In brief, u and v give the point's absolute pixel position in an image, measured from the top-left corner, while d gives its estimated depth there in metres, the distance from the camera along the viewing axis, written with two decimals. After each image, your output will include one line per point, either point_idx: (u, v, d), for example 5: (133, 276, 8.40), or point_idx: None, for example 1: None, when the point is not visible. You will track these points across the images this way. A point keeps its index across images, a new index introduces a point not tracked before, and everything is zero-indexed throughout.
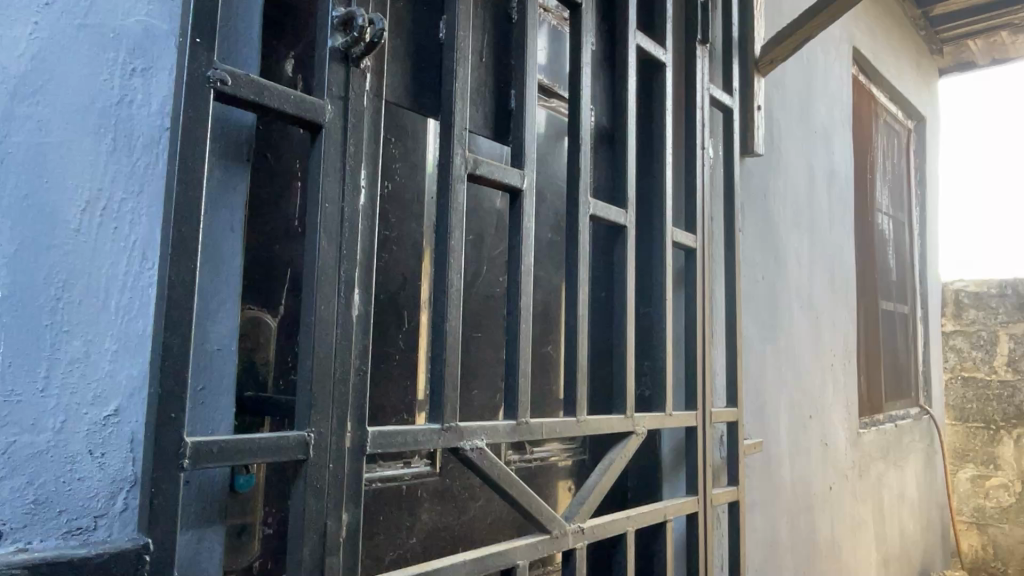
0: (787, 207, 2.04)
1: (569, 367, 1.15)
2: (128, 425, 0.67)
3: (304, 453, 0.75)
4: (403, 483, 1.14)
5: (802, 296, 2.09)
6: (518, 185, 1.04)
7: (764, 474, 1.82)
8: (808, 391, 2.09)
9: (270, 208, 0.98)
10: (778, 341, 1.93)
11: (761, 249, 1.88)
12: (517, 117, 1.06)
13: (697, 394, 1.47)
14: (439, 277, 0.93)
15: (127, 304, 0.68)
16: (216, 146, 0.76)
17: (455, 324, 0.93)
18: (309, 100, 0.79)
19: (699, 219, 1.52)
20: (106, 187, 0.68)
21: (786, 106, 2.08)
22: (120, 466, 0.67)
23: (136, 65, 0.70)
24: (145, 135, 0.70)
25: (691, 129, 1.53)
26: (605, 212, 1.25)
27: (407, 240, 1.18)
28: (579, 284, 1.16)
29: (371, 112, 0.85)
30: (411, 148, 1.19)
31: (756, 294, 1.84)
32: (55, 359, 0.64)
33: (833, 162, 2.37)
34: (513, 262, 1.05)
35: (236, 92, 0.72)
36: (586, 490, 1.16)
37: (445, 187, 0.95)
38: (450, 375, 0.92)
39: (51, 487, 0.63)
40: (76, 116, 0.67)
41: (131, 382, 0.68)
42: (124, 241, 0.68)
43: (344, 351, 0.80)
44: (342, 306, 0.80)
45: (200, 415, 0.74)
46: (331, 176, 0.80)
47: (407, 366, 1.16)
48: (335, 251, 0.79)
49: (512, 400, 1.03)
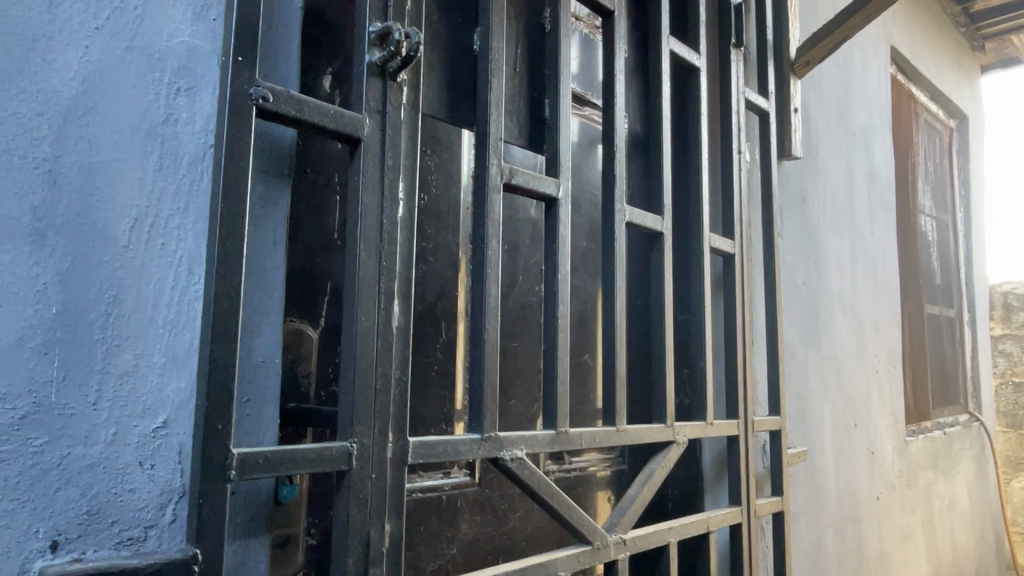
0: (826, 211, 2.00)
1: (608, 376, 1.14)
2: (176, 437, 0.69)
3: (347, 464, 0.76)
4: (443, 493, 1.14)
5: (844, 301, 2.05)
6: (553, 194, 1.04)
7: (809, 484, 1.78)
8: (852, 399, 2.03)
9: (310, 221, 0.99)
10: (820, 347, 1.89)
11: (801, 254, 1.85)
12: (552, 125, 1.06)
13: (738, 402, 1.44)
14: (478, 287, 0.93)
15: (175, 318, 0.70)
16: (259, 162, 0.78)
17: (493, 334, 0.93)
18: (348, 114, 0.80)
19: (737, 225, 1.50)
20: (154, 204, 0.70)
21: (824, 108, 2.04)
22: (169, 476, 0.68)
23: (181, 85, 0.72)
24: (190, 153, 0.72)
25: (727, 134, 1.52)
26: (641, 219, 1.24)
27: (444, 251, 1.18)
28: (616, 292, 1.15)
29: (408, 124, 0.85)
30: (447, 160, 1.20)
31: (796, 299, 1.81)
32: (106, 372, 0.65)
33: (874, 164, 2.31)
34: (550, 271, 1.04)
35: (278, 108, 0.74)
36: (626, 500, 1.15)
37: (481, 197, 0.95)
38: (490, 385, 0.92)
39: (103, 498, 0.64)
40: (125, 136, 0.68)
41: (179, 395, 0.69)
42: (171, 256, 0.70)
43: (385, 362, 0.80)
44: (382, 318, 0.80)
45: (246, 426, 0.75)
46: (370, 189, 0.81)
47: (445, 377, 1.17)
48: (375, 262, 0.80)
49: (551, 409, 1.02)
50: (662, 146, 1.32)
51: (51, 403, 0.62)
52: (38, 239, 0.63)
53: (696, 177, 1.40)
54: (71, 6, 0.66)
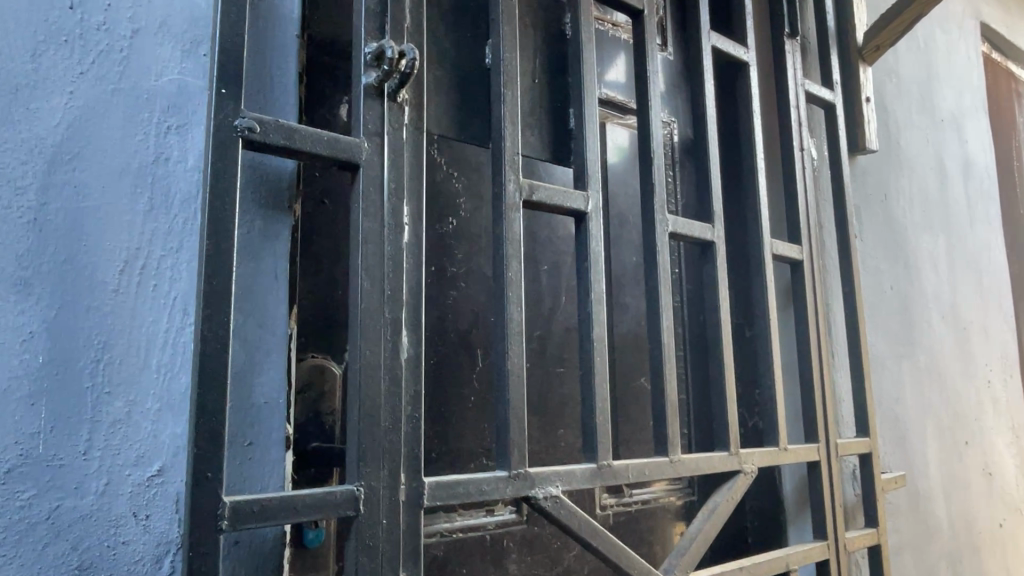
0: (914, 206, 1.81)
1: (657, 401, 1.04)
2: (172, 485, 0.66)
3: (354, 509, 0.71)
4: (487, 532, 1.07)
5: (943, 306, 1.84)
6: (582, 209, 0.97)
7: (912, 512, 1.59)
8: (961, 414, 1.82)
9: (331, 254, 0.96)
10: (916, 358, 1.70)
11: (886, 257, 1.68)
12: (577, 136, 1.00)
13: (817, 423, 1.30)
14: (499, 313, 0.87)
15: (169, 361, 0.67)
16: (255, 196, 0.76)
17: (518, 362, 0.87)
18: (344, 140, 0.76)
19: (804, 228, 1.37)
20: (145, 246, 0.68)
21: (903, 95, 1.87)
22: (165, 527, 0.65)
23: (171, 123, 0.71)
24: (183, 191, 0.71)
25: (786, 132, 1.40)
26: (688, 229, 1.14)
27: (476, 276, 1.13)
28: (662, 310, 1.06)
29: (411, 145, 0.81)
30: (476, 181, 1.15)
31: (883, 306, 1.64)
32: (96, 421, 0.64)
33: (968, 153, 2.10)
34: (583, 292, 0.97)
35: (266, 138, 0.71)
36: (687, 538, 1.04)
37: (499, 217, 0.89)
38: (516, 418, 0.85)
39: (95, 551, 0.62)
40: (113, 178, 0.68)
41: (174, 441, 0.66)
42: (165, 297, 0.68)
43: (393, 398, 0.75)
44: (389, 351, 0.76)
45: (250, 470, 0.72)
46: (371, 216, 0.77)
47: (483, 408, 1.11)
48: (378, 292, 0.76)
49: (590, 440, 0.94)
50: (709, 149, 1.22)
51: (39, 454, 0.61)
52: (23, 288, 0.63)
53: (752, 180, 1.29)
54: (55, 55, 0.67)
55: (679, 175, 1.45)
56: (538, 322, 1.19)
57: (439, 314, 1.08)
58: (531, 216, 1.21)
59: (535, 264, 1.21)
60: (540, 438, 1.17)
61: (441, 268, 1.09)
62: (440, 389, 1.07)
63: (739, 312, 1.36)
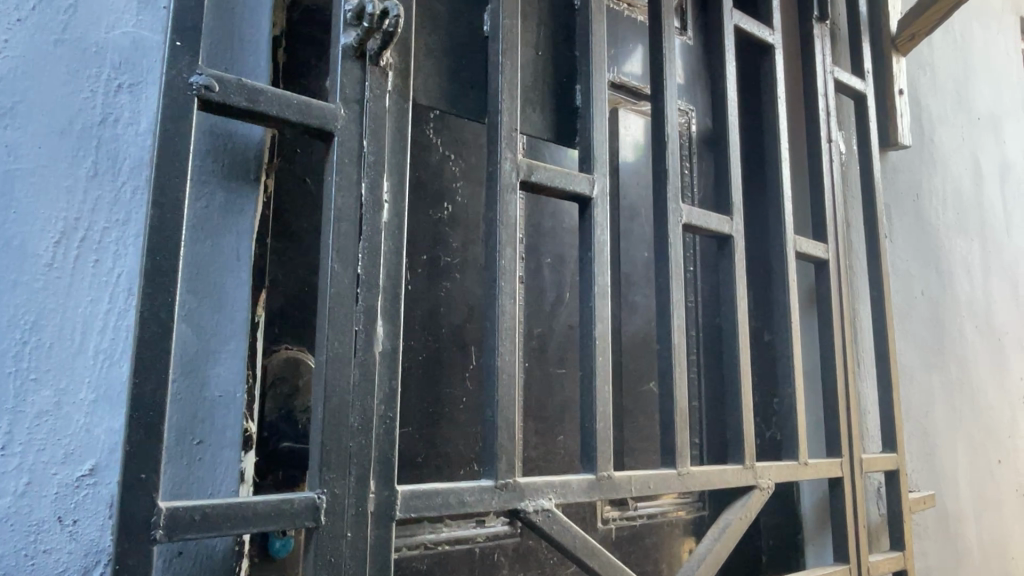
0: (947, 207, 1.70)
1: (666, 407, 0.95)
2: (106, 487, 0.58)
3: (314, 520, 0.63)
4: (476, 545, 0.98)
5: (976, 314, 1.73)
6: (587, 193, 0.88)
7: (940, 534, 1.48)
8: (994, 430, 1.70)
9: (311, 236, 0.87)
10: (947, 369, 1.59)
11: (917, 261, 1.57)
12: (583, 115, 0.91)
13: (841, 437, 1.20)
14: (490, 304, 0.79)
15: (109, 347, 0.60)
16: (217, 165, 0.68)
17: (509, 359, 0.78)
18: (316, 105, 0.68)
19: (831, 226, 1.27)
20: (85, 216, 0.61)
21: (937, 89, 1.76)
22: (96, 535, 0.57)
23: (122, 81, 0.64)
24: (132, 158, 0.63)
25: (813, 122, 1.30)
26: (704, 221, 1.05)
27: (472, 266, 1.05)
28: (672, 310, 0.97)
29: (395, 115, 0.73)
30: (475, 165, 1.06)
31: (912, 313, 1.53)
32: (19, 411, 0.56)
33: (1007, 155, 1.98)
34: (585, 285, 0.88)
35: (226, 99, 0.63)
36: (696, 558, 0.95)
37: (493, 199, 0.80)
38: (507, 421, 0.77)
39: (10, 560, 0.55)
40: (51, 139, 0.60)
41: (111, 437, 0.59)
42: (106, 275, 0.61)
43: (365, 395, 0.67)
44: (360, 343, 0.67)
45: (198, 473, 0.64)
46: (345, 191, 0.69)
47: (475, 411, 1.02)
48: (350, 276, 0.68)
49: (589, 448, 0.85)
50: (730, 136, 1.13)
51: None
52: None
53: (775, 172, 1.19)
54: None
55: (697, 166, 1.35)
56: (539, 318, 1.11)
57: (431, 306, 1.00)
58: (535, 204, 1.13)
59: (538, 257, 1.12)
60: (537, 444, 1.08)
61: (434, 258, 1.01)
62: (428, 388, 0.98)
63: (757, 313, 1.27)
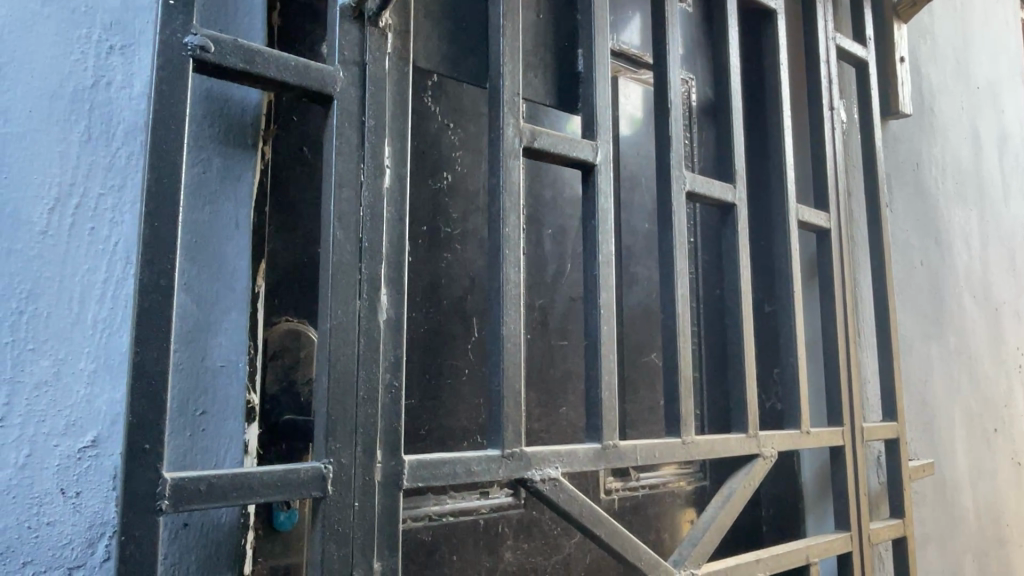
0: (946, 177, 1.69)
1: (670, 376, 0.95)
2: (108, 458, 0.57)
3: (321, 490, 0.62)
4: (480, 516, 0.98)
5: (974, 285, 1.73)
6: (591, 160, 0.86)
7: (937, 501, 1.49)
8: (990, 399, 1.71)
9: (309, 206, 0.86)
10: (945, 339, 1.59)
11: (917, 231, 1.57)
12: (585, 79, 0.89)
13: (842, 406, 1.20)
14: (493, 273, 0.77)
15: (107, 317, 0.59)
16: (214, 130, 0.66)
17: (514, 328, 0.77)
18: (315, 67, 0.66)
19: (833, 195, 1.26)
20: (79, 182, 0.59)
21: (937, 58, 1.74)
22: (100, 507, 0.57)
23: (114, 43, 0.61)
24: (126, 122, 0.61)
25: (814, 90, 1.28)
26: (707, 189, 1.03)
27: (472, 237, 1.03)
28: (676, 279, 0.96)
29: (396, 78, 0.71)
30: (474, 134, 1.04)
31: (912, 283, 1.53)
32: (17, 382, 0.55)
33: (1005, 124, 1.97)
34: (589, 254, 0.86)
35: (222, 60, 0.61)
36: (700, 527, 0.95)
37: (495, 165, 0.79)
38: (511, 390, 0.76)
39: (14, 533, 0.54)
40: (42, 103, 0.58)
41: (112, 408, 0.58)
42: (103, 243, 0.59)
43: (370, 365, 0.66)
44: (365, 312, 0.66)
45: (201, 444, 0.63)
46: (346, 155, 0.67)
47: (477, 383, 1.01)
48: (353, 243, 0.66)
49: (595, 417, 0.84)
50: (733, 104, 1.11)
51: None
52: None
53: (777, 139, 1.17)
54: None
55: (699, 135, 1.33)
56: (540, 290, 1.10)
57: (432, 277, 0.99)
58: (535, 173, 1.11)
59: (538, 228, 1.11)
60: (540, 416, 1.07)
61: (434, 229, 1.00)
62: (430, 360, 0.97)
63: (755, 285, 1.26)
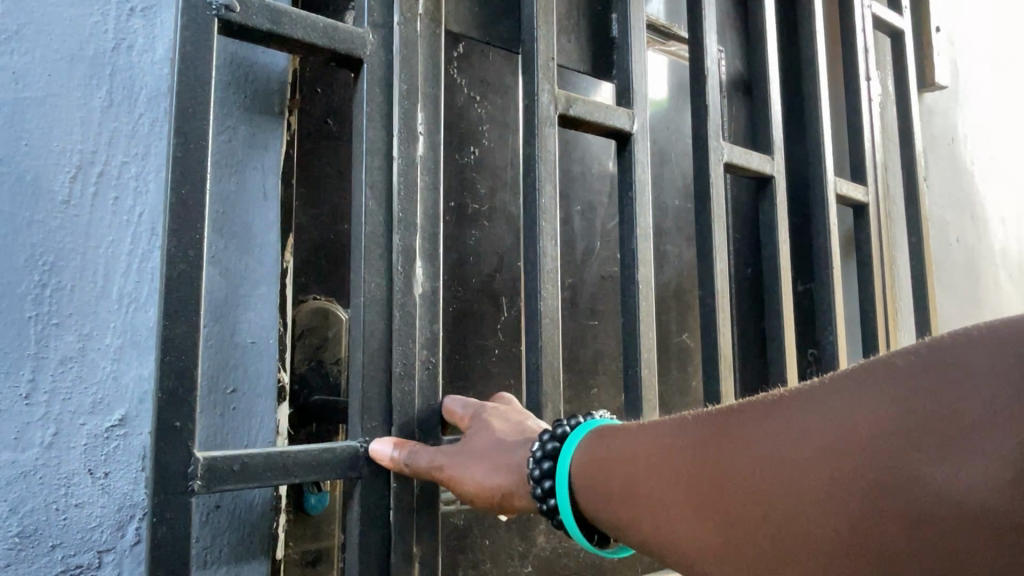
0: (981, 152, 1.63)
1: (710, 355, 0.92)
2: (137, 438, 0.55)
3: (356, 470, 0.59)
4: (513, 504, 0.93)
5: (1010, 262, 1.67)
6: (626, 129, 0.82)
7: None
8: None
9: (335, 181, 0.83)
10: (980, 318, 1.55)
11: (953, 208, 1.52)
12: (619, 47, 0.86)
13: None
14: (530, 246, 0.74)
15: (133, 291, 0.56)
16: (240, 97, 0.63)
17: (551, 305, 0.74)
18: (344, 30, 0.63)
19: (869, 168, 1.22)
20: (101, 150, 0.56)
21: (971, 28, 1.68)
22: (128, 488, 0.55)
23: (134, 5, 0.59)
24: (149, 87, 0.58)
25: (849, 59, 1.24)
26: (745, 160, 0.99)
27: (500, 213, 1.00)
28: (715, 254, 0.92)
29: (424, 46, 0.69)
30: (500, 107, 1.01)
31: (948, 261, 1.48)
32: (42, 358, 0.52)
33: None
34: (626, 226, 0.83)
35: (248, 21, 0.58)
36: None
37: (529, 135, 0.75)
38: (548, 368, 0.73)
39: (41, 516, 0.51)
40: (62, 67, 0.55)
41: (139, 386, 0.56)
42: (127, 213, 0.57)
43: (407, 334, 0.63)
44: (400, 287, 0.63)
45: (233, 424, 0.61)
46: (375, 121, 0.64)
47: (507, 363, 0.99)
48: (385, 213, 0.63)
49: (635, 396, 0.81)
50: (769, 73, 1.07)
51: None
52: None
53: (814, 111, 1.13)
54: None
55: (731, 108, 1.29)
56: (570, 268, 1.06)
57: (459, 255, 0.96)
58: (563, 148, 1.07)
59: (567, 204, 1.07)
60: (571, 397, 1.05)
61: (461, 204, 0.96)
62: (459, 341, 0.94)
63: (760, 245, 1.20)
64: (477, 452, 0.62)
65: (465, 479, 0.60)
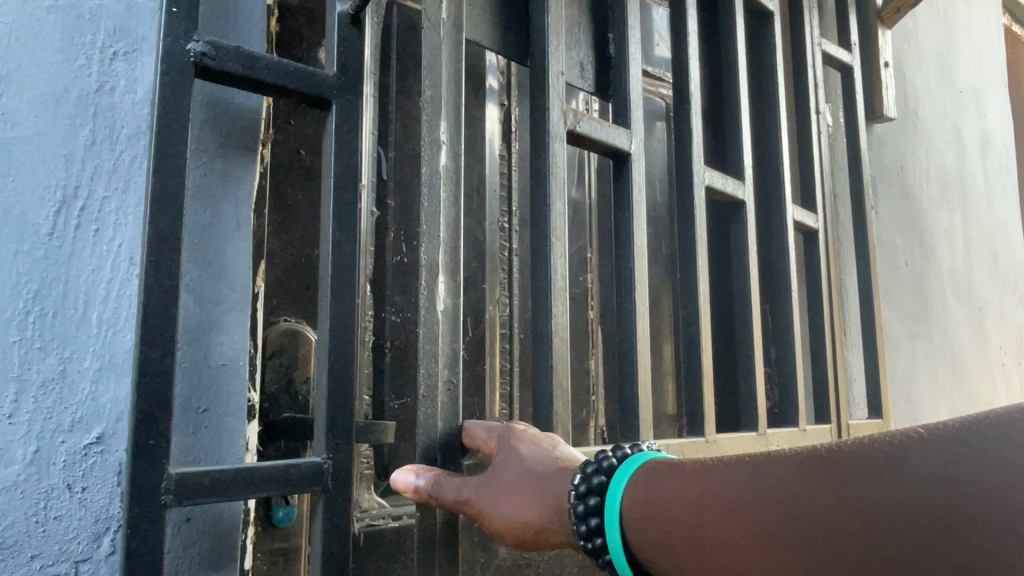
0: (930, 180, 1.72)
1: (692, 376, 0.98)
2: (113, 454, 0.59)
3: (321, 485, 0.64)
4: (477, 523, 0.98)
5: (958, 284, 1.76)
6: (626, 146, 0.90)
7: None
8: (975, 397, 1.75)
9: (306, 209, 0.87)
10: (930, 337, 1.63)
11: (902, 233, 1.60)
12: (620, 68, 0.92)
13: (829, 402, 1.23)
14: (542, 261, 0.79)
15: (112, 317, 0.60)
16: (216, 134, 0.68)
17: (562, 323, 0.79)
18: (313, 73, 0.67)
19: (820, 197, 1.30)
20: (84, 184, 0.60)
21: (922, 63, 1.78)
22: (105, 501, 0.58)
23: (117, 49, 0.63)
24: (130, 126, 0.63)
25: (802, 94, 1.31)
26: (721, 184, 1.06)
27: (468, 239, 1.05)
28: (697, 275, 0.98)
29: (451, 76, 0.77)
30: (469, 138, 1.07)
31: (898, 284, 1.56)
32: (25, 381, 0.56)
33: (987, 127, 2.02)
34: (624, 248, 0.89)
35: (224, 66, 0.62)
36: None
37: (544, 140, 0.81)
38: (561, 386, 0.79)
39: (21, 528, 0.55)
40: (47, 107, 0.59)
41: (117, 406, 0.60)
42: (108, 244, 0.61)
43: (432, 355, 0.72)
44: (425, 298, 0.72)
45: (204, 442, 0.65)
46: (345, 158, 0.68)
47: (473, 381, 1.03)
48: (353, 244, 0.68)
49: (629, 419, 0.86)
50: (740, 101, 1.14)
51: None
52: None
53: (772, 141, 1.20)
54: None
55: None
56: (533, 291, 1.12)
57: None
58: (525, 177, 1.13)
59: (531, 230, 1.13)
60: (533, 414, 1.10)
61: None
62: None
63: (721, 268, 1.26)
64: (502, 485, 0.66)
65: (494, 514, 0.65)
